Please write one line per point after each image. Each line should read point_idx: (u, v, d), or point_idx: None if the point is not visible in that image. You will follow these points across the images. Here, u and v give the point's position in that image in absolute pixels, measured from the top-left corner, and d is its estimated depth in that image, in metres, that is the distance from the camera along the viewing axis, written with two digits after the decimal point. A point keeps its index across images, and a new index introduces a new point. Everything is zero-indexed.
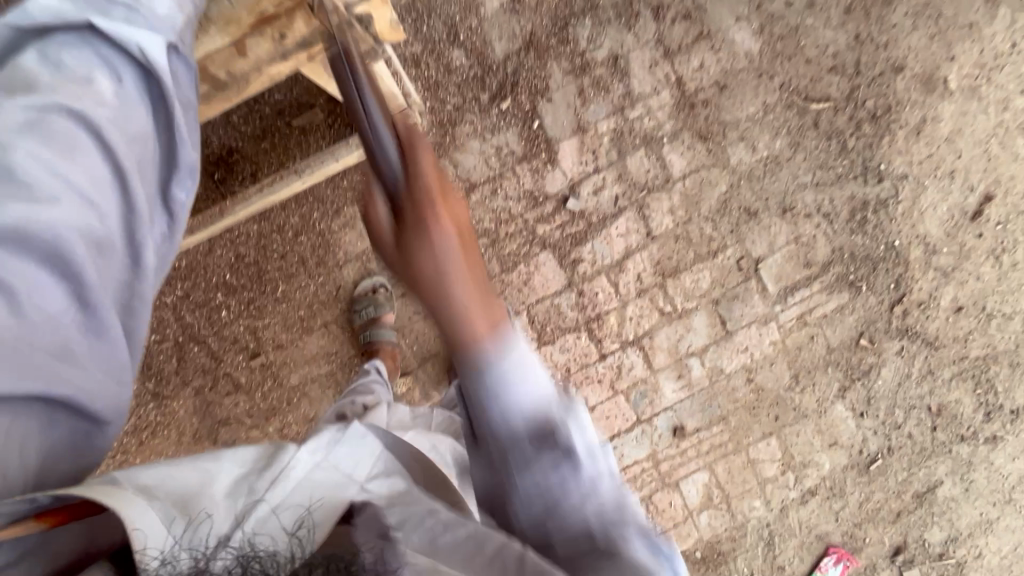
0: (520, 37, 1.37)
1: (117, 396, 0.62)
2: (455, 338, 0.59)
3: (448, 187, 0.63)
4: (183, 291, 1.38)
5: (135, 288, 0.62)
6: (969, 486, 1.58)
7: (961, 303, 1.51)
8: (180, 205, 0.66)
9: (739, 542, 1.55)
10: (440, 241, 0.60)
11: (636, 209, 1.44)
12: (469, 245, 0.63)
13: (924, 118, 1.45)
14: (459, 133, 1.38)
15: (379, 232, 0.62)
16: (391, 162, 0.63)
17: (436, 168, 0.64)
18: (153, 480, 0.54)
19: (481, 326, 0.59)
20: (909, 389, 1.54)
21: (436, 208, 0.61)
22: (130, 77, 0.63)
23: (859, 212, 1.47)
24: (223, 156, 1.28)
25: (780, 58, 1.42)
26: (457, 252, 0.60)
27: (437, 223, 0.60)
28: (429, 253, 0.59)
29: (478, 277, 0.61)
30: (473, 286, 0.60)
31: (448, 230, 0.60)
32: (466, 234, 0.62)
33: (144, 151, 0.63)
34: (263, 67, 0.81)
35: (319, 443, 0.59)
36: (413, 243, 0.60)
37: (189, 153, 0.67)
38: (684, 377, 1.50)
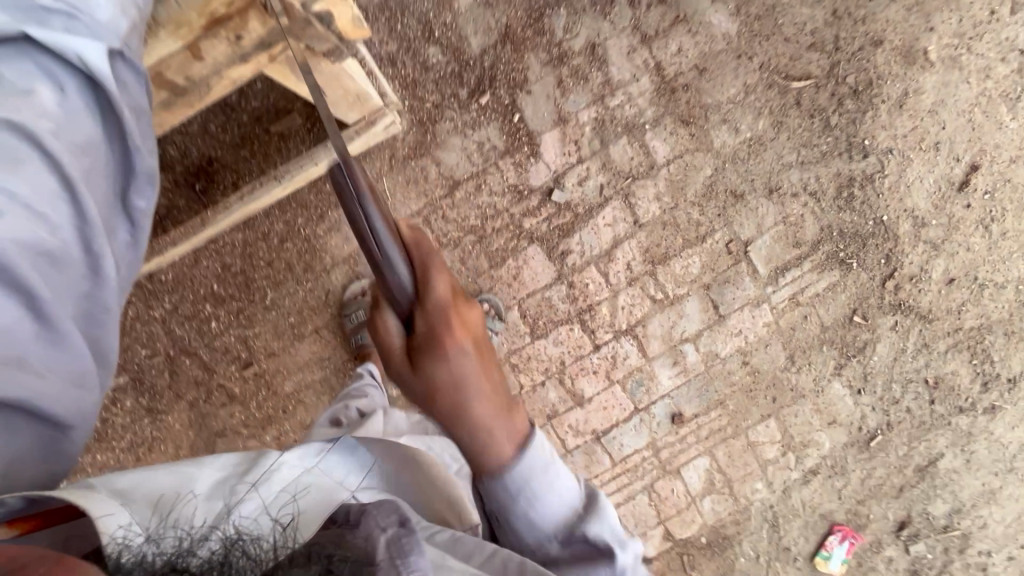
0: (495, 31, 1.36)
1: (83, 404, 0.59)
2: (467, 414, 0.68)
3: (460, 294, 0.70)
4: (171, 304, 1.37)
5: (98, 298, 0.59)
6: (970, 457, 1.58)
7: (952, 274, 1.51)
8: (141, 213, 0.64)
9: (744, 525, 1.55)
10: (452, 353, 0.67)
11: (622, 198, 1.43)
12: (483, 354, 0.71)
13: (907, 91, 1.44)
14: (439, 131, 1.37)
15: (393, 350, 0.69)
16: (403, 280, 0.65)
17: (450, 287, 0.68)
18: (126, 484, 0.53)
19: (498, 453, 0.68)
20: (905, 363, 1.54)
21: (454, 338, 0.67)
22: (75, 85, 0.58)
23: (845, 188, 1.47)
24: (203, 165, 1.27)
25: (758, 38, 1.41)
26: (476, 367, 0.69)
27: (449, 342, 0.67)
28: (445, 368, 0.68)
29: (491, 386, 0.71)
30: (491, 401, 0.69)
31: (465, 347, 0.68)
32: (480, 345, 0.71)
33: (94, 158, 0.59)
34: (222, 71, 0.78)
35: (312, 449, 0.63)
36: (434, 371, 0.67)
37: (146, 159, 0.63)
38: (680, 363, 1.50)
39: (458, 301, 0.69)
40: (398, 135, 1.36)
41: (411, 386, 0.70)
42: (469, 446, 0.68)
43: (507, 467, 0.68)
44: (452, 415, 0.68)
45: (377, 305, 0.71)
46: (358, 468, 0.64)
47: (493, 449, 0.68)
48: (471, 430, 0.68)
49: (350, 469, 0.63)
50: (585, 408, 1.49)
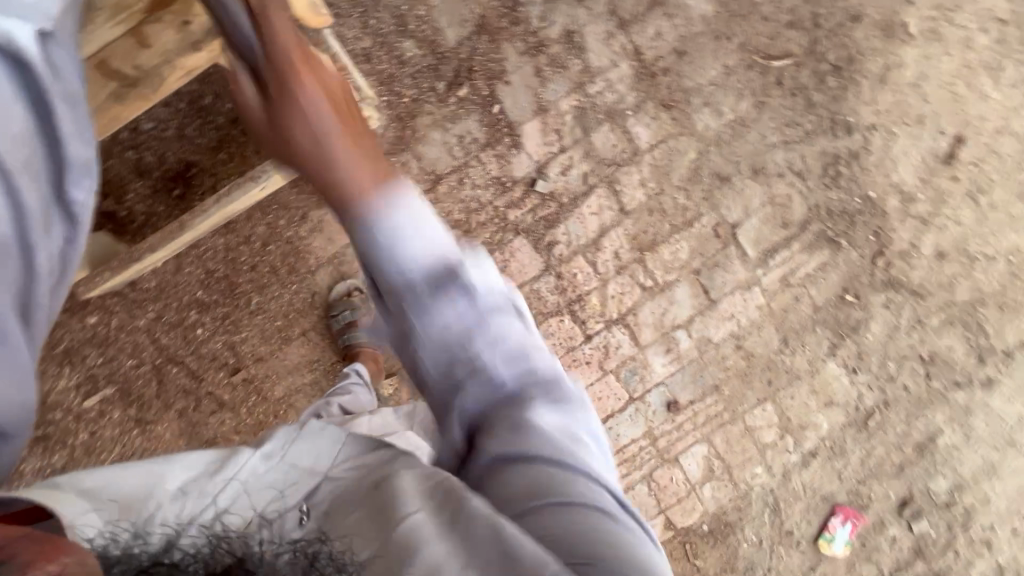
0: (470, 22, 1.35)
1: (20, 405, 0.57)
2: (339, 192, 0.60)
3: (313, 55, 0.66)
4: (155, 312, 1.36)
5: (33, 293, 0.58)
6: (969, 432, 1.57)
7: (943, 249, 1.50)
8: (81, 207, 0.62)
9: (746, 511, 1.54)
10: (306, 99, 0.63)
11: (607, 185, 1.42)
12: (346, 115, 0.65)
13: (888, 65, 1.43)
14: (419, 125, 1.35)
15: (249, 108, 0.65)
16: (249, 39, 0.64)
17: (299, 45, 0.65)
18: (96, 484, 0.52)
19: (363, 178, 0.60)
20: (900, 340, 1.53)
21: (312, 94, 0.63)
22: (0, 70, 0.55)
23: (831, 166, 1.46)
24: (180, 170, 1.26)
25: (736, 19, 1.40)
26: (332, 119, 0.63)
27: (299, 87, 0.63)
28: (295, 101, 0.63)
29: (369, 160, 0.62)
30: (353, 145, 0.62)
31: (313, 92, 0.63)
32: (355, 130, 0.64)
33: (30, 150, 0.57)
34: (175, 59, 0.77)
35: (279, 438, 0.58)
36: (290, 120, 0.63)
37: (81, 149, 0.62)
38: (673, 350, 1.49)
39: (334, 105, 0.64)
40: (377, 132, 1.35)
41: (270, 137, 0.64)
42: (324, 149, 0.62)
43: (373, 214, 0.58)
44: (309, 155, 0.62)
45: (233, 78, 0.67)
46: (331, 446, 0.58)
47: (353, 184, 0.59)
48: (334, 171, 0.61)
49: (321, 453, 0.58)
50: None
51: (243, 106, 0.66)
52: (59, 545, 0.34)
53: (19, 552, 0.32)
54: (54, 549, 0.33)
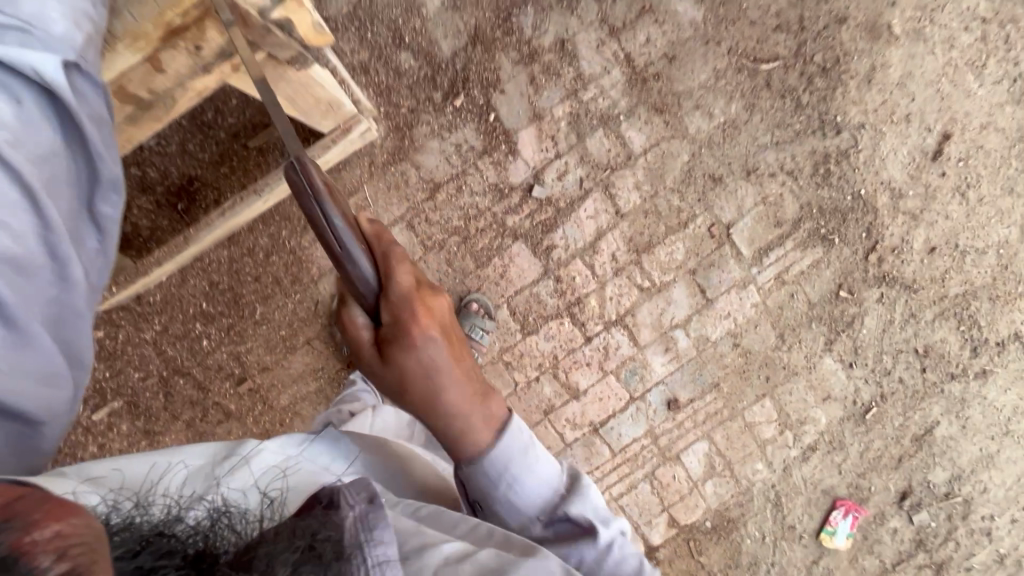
0: (465, 33, 1.38)
1: (55, 401, 0.56)
2: (441, 407, 0.74)
3: (426, 288, 0.73)
4: (161, 325, 1.38)
5: (68, 305, 0.56)
6: (965, 423, 1.59)
7: (933, 243, 1.53)
8: (109, 221, 0.60)
9: (748, 507, 1.56)
10: (426, 347, 0.72)
11: (603, 189, 1.44)
12: (451, 340, 0.76)
13: (874, 65, 1.46)
14: (417, 135, 1.38)
15: (362, 344, 0.74)
16: (365, 273, 0.68)
17: (413, 278, 0.72)
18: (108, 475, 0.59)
19: (477, 423, 0.76)
20: (894, 334, 1.55)
21: (420, 326, 0.71)
22: (30, 98, 0.53)
23: (822, 165, 1.49)
24: (184, 185, 1.28)
25: (725, 24, 1.43)
26: (445, 354, 0.74)
27: (420, 337, 0.71)
28: (415, 359, 0.72)
29: (464, 374, 0.76)
30: (462, 376, 0.75)
31: (431, 333, 0.72)
32: (447, 331, 0.75)
33: (55, 168, 0.55)
34: (187, 82, 0.80)
35: (290, 441, 0.69)
36: (401, 360, 0.72)
37: (111, 167, 0.60)
38: (672, 349, 1.51)
39: (423, 291, 0.72)
40: (376, 142, 1.37)
41: (382, 377, 0.75)
42: (443, 401, 0.74)
43: (490, 450, 0.75)
44: (422, 400, 0.74)
45: (345, 304, 0.75)
46: (341, 456, 0.72)
47: (469, 435, 0.75)
48: (447, 417, 0.74)
49: (336, 457, 0.72)
50: (581, 400, 1.50)
51: (353, 330, 0.74)
52: (70, 505, 0.33)
53: (28, 510, 0.30)
54: (66, 510, 0.31)
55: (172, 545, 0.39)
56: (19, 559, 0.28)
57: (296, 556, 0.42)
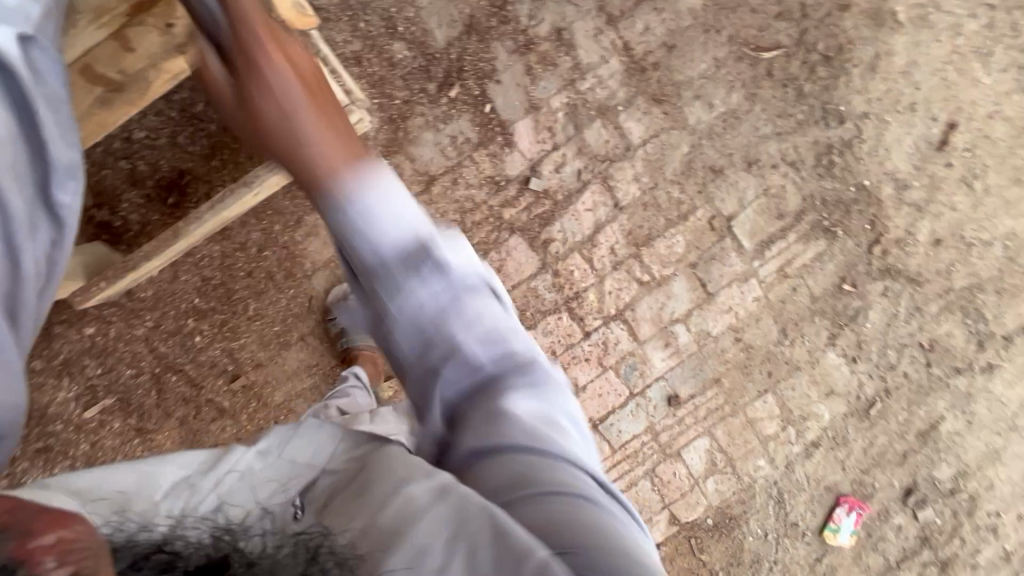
0: (459, 22, 1.35)
1: (12, 398, 0.58)
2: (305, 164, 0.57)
3: (276, 26, 0.58)
4: (153, 321, 1.36)
5: (19, 298, 0.58)
6: (971, 418, 1.56)
7: (939, 235, 1.50)
8: (66, 208, 0.63)
9: (750, 504, 1.54)
10: (273, 71, 0.56)
11: (601, 181, 1.42)
12: (319, 89, 0.59)
13: (878, 53, 1.43)
14: (411, 127, 1.35)
15: (219, 87, 0.58)
16: (216, 13, 0.57)
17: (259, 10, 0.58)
18: (86, 484, 0.49)
19: (337, 158, 0.56)
20: (899, 328, 1.53)
21: (269, 54, 0.56)
22: None
23: (825, 156, 1.46)
24: (174, 178, 1.26)
25: (725, 12, 1.40)
26: (300, 92, 0.57)
27: (265, 60, 0.56)
28: (264, 83, 0.56)
29: (333, 124, 0.58)
30: (328, 125, 0.57)
31: (278, 63, 0.56)
32: (315, 75, 0.59)
33: (12, 152, 0.57)
34: (159, 63, 0.78)
35: (277, 435, 0.57)
36: (257, 96, 0.56)
37: (65, 152, 0.63)
38: (672, 344, 1.48)
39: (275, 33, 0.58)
40: (369, 134, 1.35)
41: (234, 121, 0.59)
42: (296, 132, 0.57)
43: (348, 191, 0.55)
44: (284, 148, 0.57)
45: (200, 57, 0.60)
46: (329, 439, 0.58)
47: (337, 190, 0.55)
48: (310, 145, 0.56)
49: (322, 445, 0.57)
50: (580, 397, 1.48)
51: (214, 88, 0.58)
52: (62, 518, 0.36)
53: (19, 521, 0.33)
54: (61, 521, 0.35)
55: None
56: (19, 568, 0.32)
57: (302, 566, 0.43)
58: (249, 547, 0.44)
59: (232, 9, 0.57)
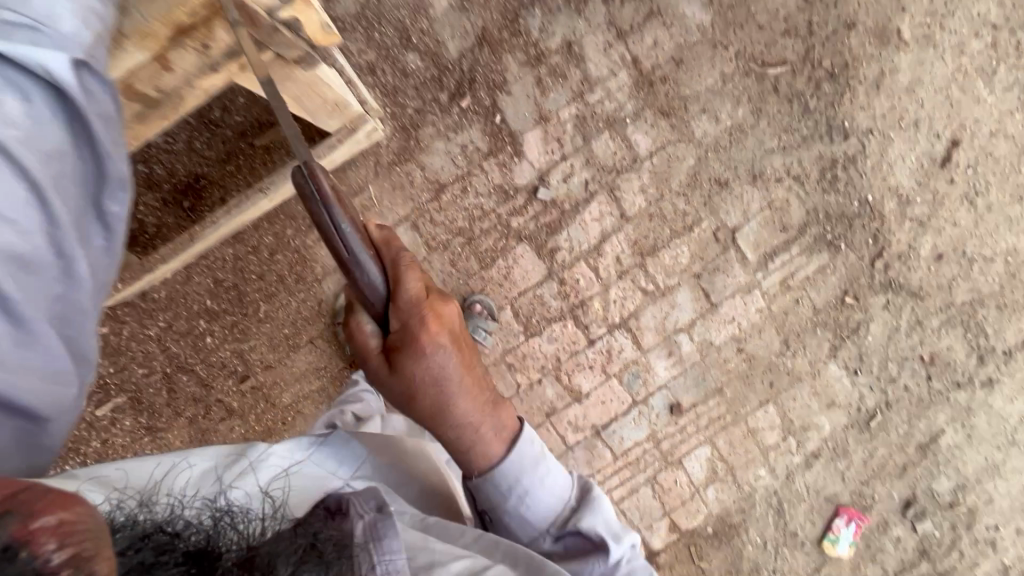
0: (472, 34, 1.38)
1: (62, 399, 0.56)
2: (457, 429, 0.79)
3: (438, 294, 0.75)
4: (166, 322, 1.38)
5: (73, 303, 0.56)
6: (970, 432, 1.58)
7: (941, 250, 1.51)
8: (116, 218, 0.60)
9: (749, 513, 1.55)
10: (436, 355, 0.74)
11: (608, 192, 1.44)
12: (464, 348, 0.78)
13: (883, 71, 1.45)
14: (423, 136, 1.38)
15: (369, 353, 0.74)
16: (376, 281, 0.69)
17: (422, 282, 0.72)
18: (119, 476, 0.65)
19: (489, 431, 0.81)
20: (900, 342, 1.54)
21: (429, 334, 0.73)
22: (38, 97, 0.53)
23: (829, 171, 1.48)
24: (190, 183, 1.28)
25: (732, 27, 1.43)
26: (456, 363, 0.76)
27: (429, 343, 0.73)
28: (423, 366, 0.74)
29: (470, 370, 0.80)
30: (471, 384, 0.79)
31: (440, 340, 0.75)
32: (457, 337, 0.77)
33: (63, 166, 0.54)
34: (195, 80, 0.79)
35: (302, 444, 0.74)
36: (411, 368, 0.74)
37: (120, 165, 0.59)
38: (674, 353, 1.50)
39: (432, 297, 0.74)
40: (382, 143, 1.37)
41: (393, 387, 0.76)
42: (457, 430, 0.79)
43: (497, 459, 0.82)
44: (435, 410, 0.78)
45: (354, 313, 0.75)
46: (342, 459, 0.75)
47: (483, 452, 0.81)
48: (464, 421, 0.79)
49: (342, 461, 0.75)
50: (583, 403, 1.50)
51: (361, 338, 0.75)
52: (71, 495, 0.33)
53: (27, 500, 0.31)
54: (68, 500, 0.32)
55: (172, 544, 0.41)
56: (20, 551, 0.29)
57: (296, 556, 0.45)
58: (245, 526, 0.49)
59: (398, 294, 0.71)
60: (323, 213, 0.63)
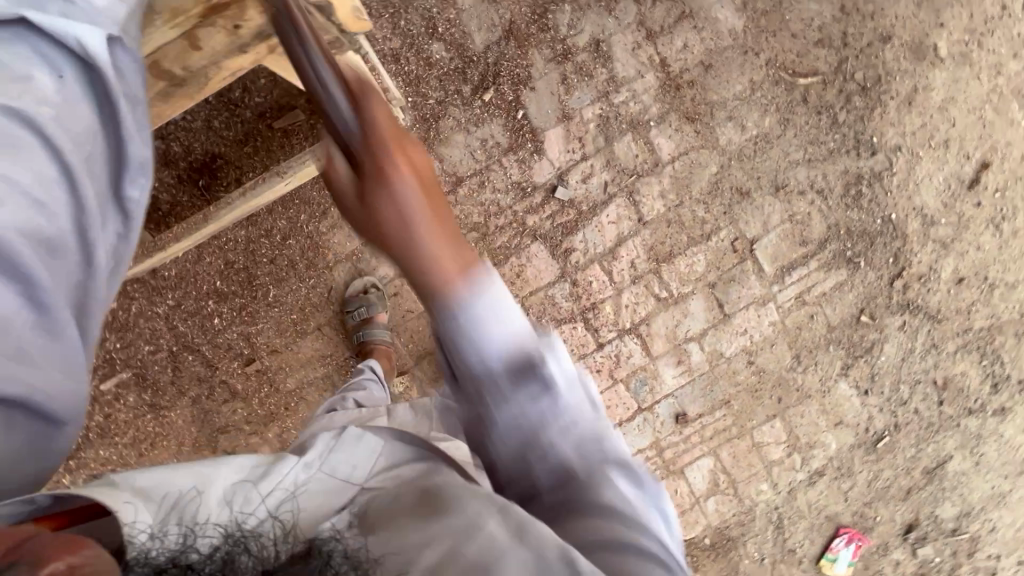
0: (499, 27, 1.35)
1: (71, 396, 0.58)
2: (423, 285, 0.55)
3: (404, 130, 0.58)
4: (174, 300, 1.37)
5: (88, 289, 0.59)
6: (979, 460, 1.55)
7: (962, 274, 1.48)
8: (135, 202, 0.63)
9: (749, 527, 1.53)
10: (398, 185, 0.55)
11: (627, 195, 1.42)
12: (432, 192, 0.58)
13: (916, 87, 1.42)
14: (443, 128, 1.36)
15: (336, 180, 0.58)
16: (345, 115, 0.55)
17: (391, 117, 0.57)
18: (148, 483, 0.50)
19: (449, 266, 0.54)
20: (913, 364, 1.52)
21: (392, 163, 0.55)
22: (73, 75, 0.57)
23: (853, 186, 1.45)
24: (206, 162, 1.27)
25: (765, 34, 1.40)
26: (422, 201, 0.56)
27: (393, 170, 0.55)
28: (388, 195, 0.55)
29: (442, 221, 0.57)
30: (442, 233, 0.56)
31: (404, 172, 0.56)
32: (429, 180, 0.58)
33: (93, 147, 0.58)
34: (221, 61, 0.79)
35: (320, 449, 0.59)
36: (373, 202, 0.55)
37: (141, 150, 0.62)
38: (684, 362, 1.49)
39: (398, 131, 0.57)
40: None
41: (355, 219, 0.58)
42: (417, 267, 0.55)
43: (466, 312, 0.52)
44: (399, 257, 0.55)
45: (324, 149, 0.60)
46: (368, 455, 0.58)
47: (438, 267, 0.54)
48: (426, 279, 0.54)
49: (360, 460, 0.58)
50: None
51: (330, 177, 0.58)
52: (79, 539, 0.33)
53: (36, 550, 0.31)
54: (75, 543, 0.32)
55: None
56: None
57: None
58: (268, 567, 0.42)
59: (361, 107, 0.56)
60: (300, 51, 0.56)
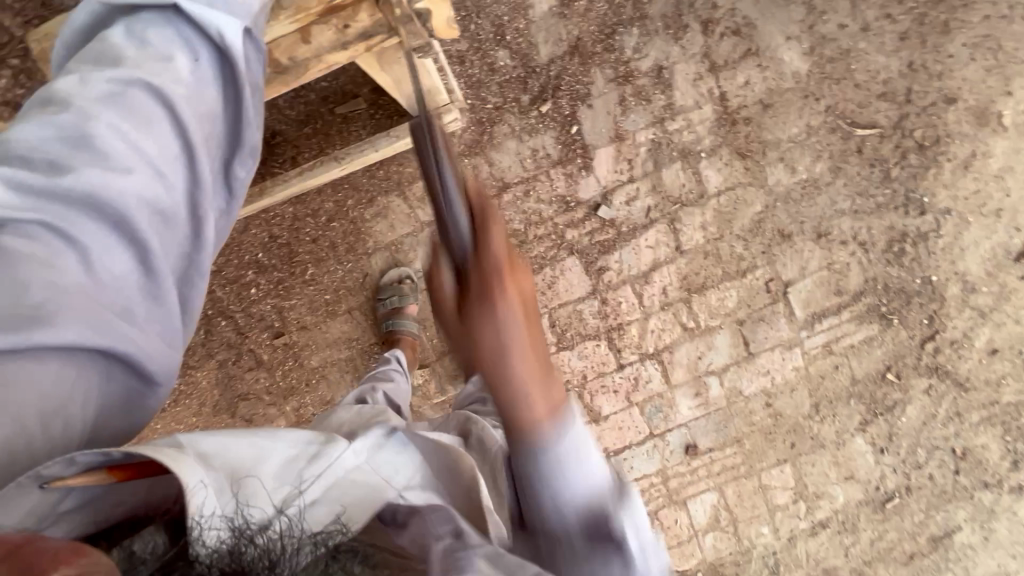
0: (566, 42, 1.38)
1: (172, 362, 0.60)
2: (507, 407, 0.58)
3: (518, 258, 0.58)
4: (217, 266, 1.43)
5: (194, 261, 0.60)
6: (988, 535, 1.49)
7: (996, 345, 1.45)
8: (241, 183, 0.64)
9: (743, 567, 1.52)
10: (503, 311, 0.55)
11: (668, 222, 1.43)
12: (532, 316, 0.58)
13: (975, 152, 1.41)
14: (496, 133, 1.40)
15: (444, 301, 0.59)
16: (463, 231, 0.58)
17: (507, 247, 0.58)
18: (213, 449, 0.52)
19: (540, 411, 0.58)
20: (934, 429, 1.48)
21: (504, 287, 0.56)
22: (207, 57, 0.63)
23: (896, 244, 1.44)
24: (267, 138, 1.31)
25: (828, 81, 1.40)
26: (523, 331, 0.56)
27: (501, 296, 0.55)
28: (492, 323, 0.56)
29: (537, 353, 0.58)
30: (535, 364, 0.57)
31: (512, 298, 0.56)
32: (530, 306, 0.58)
33: (212, 128, 0.62)
34: (324, 55, 0.89)
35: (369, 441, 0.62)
36: (477, 323, 0.56)
37: (254, 134, 0.65)
38: (701, 395, 1.48)
39: (515, 265, 0.57)
40: (456, 132, 1.40)
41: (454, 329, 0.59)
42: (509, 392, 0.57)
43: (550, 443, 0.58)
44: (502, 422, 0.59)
45: (433, 253, 0.61)
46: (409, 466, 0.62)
47: (510, 399, 0.57)
48: (514, 398, 0.57)
49: (400, 468, 0.61)
50: (600, 425, 1.49)
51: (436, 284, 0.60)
52: (81, 547, 0.35)
53: (36, 556, 0.33)
54: (73, 552, 0.34)
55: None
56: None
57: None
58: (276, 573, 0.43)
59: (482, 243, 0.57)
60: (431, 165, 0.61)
